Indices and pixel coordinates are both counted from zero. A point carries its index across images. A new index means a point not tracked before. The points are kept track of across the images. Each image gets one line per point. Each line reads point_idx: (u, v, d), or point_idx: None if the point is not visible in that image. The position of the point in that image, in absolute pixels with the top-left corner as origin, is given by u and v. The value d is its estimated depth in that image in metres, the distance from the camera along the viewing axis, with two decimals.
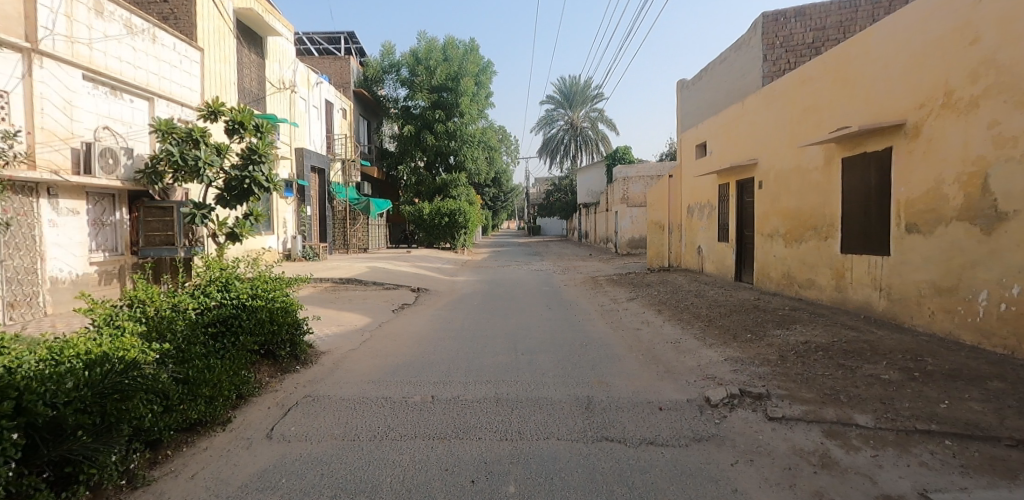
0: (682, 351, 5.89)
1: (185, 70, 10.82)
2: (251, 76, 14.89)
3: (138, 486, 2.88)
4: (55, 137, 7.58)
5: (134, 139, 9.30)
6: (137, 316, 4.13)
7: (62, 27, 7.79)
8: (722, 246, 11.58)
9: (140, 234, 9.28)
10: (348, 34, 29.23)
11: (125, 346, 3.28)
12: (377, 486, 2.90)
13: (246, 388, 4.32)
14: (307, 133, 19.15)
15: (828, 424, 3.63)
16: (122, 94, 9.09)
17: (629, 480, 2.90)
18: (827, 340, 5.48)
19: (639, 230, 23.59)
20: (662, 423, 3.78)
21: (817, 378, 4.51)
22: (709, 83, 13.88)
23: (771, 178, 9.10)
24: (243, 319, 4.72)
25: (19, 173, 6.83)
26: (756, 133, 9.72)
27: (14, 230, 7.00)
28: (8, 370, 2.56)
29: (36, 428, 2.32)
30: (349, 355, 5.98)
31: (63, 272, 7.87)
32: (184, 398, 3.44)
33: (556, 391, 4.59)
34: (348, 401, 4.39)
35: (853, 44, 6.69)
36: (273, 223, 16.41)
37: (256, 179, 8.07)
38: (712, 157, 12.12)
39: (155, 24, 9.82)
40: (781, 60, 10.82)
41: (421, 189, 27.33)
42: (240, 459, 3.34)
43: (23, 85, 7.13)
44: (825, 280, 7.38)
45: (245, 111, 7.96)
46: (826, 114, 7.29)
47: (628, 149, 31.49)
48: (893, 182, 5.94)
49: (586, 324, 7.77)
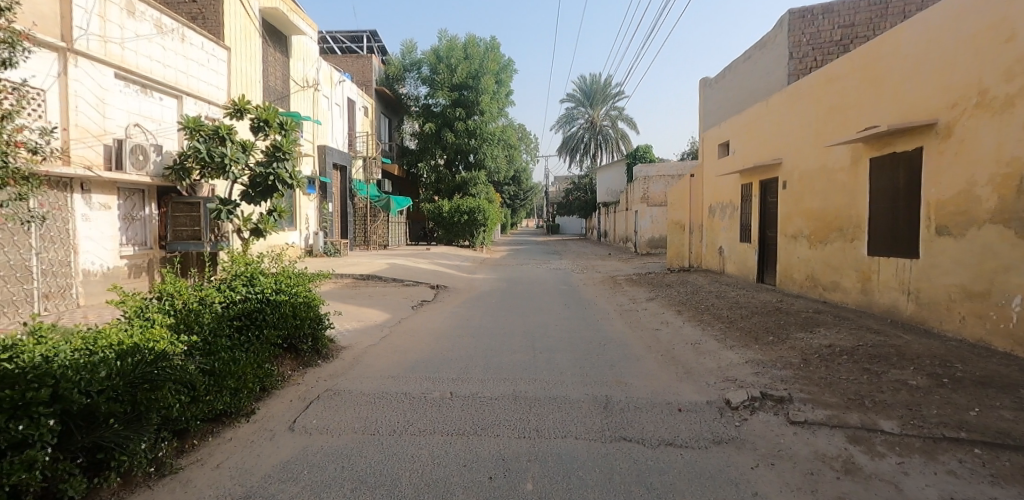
0: (702, 352, 5.83)
1: (212, 69, 11.04)
2: (276, 75, 15.12)
3: (165, 474, 2.98)
4: (88, 133, 7.79)
5: (163, 136, 9.52)
6: (166, 308, 4.22)
7: (96, 27, 7.99)
8: (744, 247, 11.41)
9: (168, 229, 9.51)
10: (370, 33, 29.51)
11: (154, 338, 3.36)
12: (397, 480, 2.93)
13: (270, 381, 4.42)
14: (329, 131, 19.33)
15: (852, 429, 3.57)
16: (152, 92, 9.31)
17: (648, 481, 2.89)
18: (852, 344, 5.37)
19: (659, 229, 23.37)
20: (682, 424, 3.76)
21: (841, 382, 4.43)
22: (732, 81, 13.66)
23: (795, 178, 8.94)
24: (267, 313, 4.80)
25: (55, 169, 7.07)
26: (780, 132, 9.54)
27: (49, 223, 7.26)
28: (45, 359, 2.67)
29: (71, 415, 2.42)
30: (369, 351, 6.04)
31: (94, 265, 8.10)
32: (210, 390, 3.53)
33: (574, 390, 4.57)
34: (369, 396, 4.44)
35: (883, 42, 6.53)
36: (296, 219, 16.63)
37: (280, 175, 8.19)
38: (736, 156, 11.93)
39: (184, 24, 10.04)
40: (808, 58, 10.57)
41: (440, 187, 27.66)
42: (263, 450, 3.41)
43: (58, 83, 7.36)
44: (850, 283, 7.23)
45: (269, 109, 8.20)
46: (854, 112, 7.13)
47: (648, 149, 31.10)
48: (923, 184, 5.80)
49: (604, 323, 7.74)
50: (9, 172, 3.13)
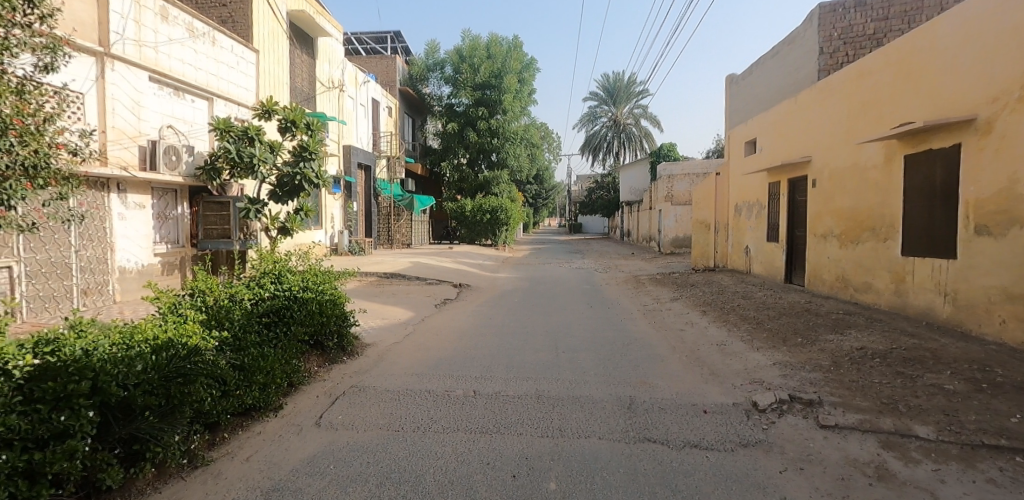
0: (728, 353, 5.74)
1: (242, 71, 11.29)
2: (303, 77, 15.40)
3: (197, 466, 3.08)
4: (124, 135, 8.05)
5: (194, 137, 9.77)
6: (198, 304, 4.33)
7: (132, 32, 8.25)
8: (772, 246, 11.17)
9: (199, 227, 9.76)
10: (394, 34, 29.88)
11: (188, 333, 3.46)
12: (421, 477, 2.96)
13: (297, 377, 4.51)
14: (354, 131, 19.58)
15: (885, 434, 3.47)
16: (185, 95, 9.57)
17: (673, 484, 2.86)
18: (885, 346, 5.22)
19: (684, 229, 23.06)
20: (708, 426, 3.70)
21: (872, 386, 4.31)
22: (759, 78, 13.39)
23: (825, 176, 8.71)
24: (294, 311, 4.90)
25: (94, 169, 7.33)
26: (810, 129, 9.32)
27: (88, 222, 7.53)
28: (86, 353, 2.76)
29: (108, 407, 2.50)
30: (393, 348, 6.11)
31: (130, 263, 8.37)
32: (240, 384, 3.62)
33: (598, 390, 4.55)
34: (394, 393, 4.49)
35: (919, 35, 6.33)
36: (321, 218, 16.91)
37: (307, 175, 8.33)
38: (763, 154, 11.69)
39: (215, 28, 10.29)
40: (839, 52, 10.30)
41: (462, 187, 27.77)
42: (290, 444, 3.48)
43: (96, 86, 7.62)
44: (883, 284, 7.03)
45: (297, 110, 8.33)
46: (887, 108, 6.92)
47: (673, 147, 30.71)
48: (962, 181, 5.61)
49: (627, 323, 7.67)
50: (49, 173, 3.22)
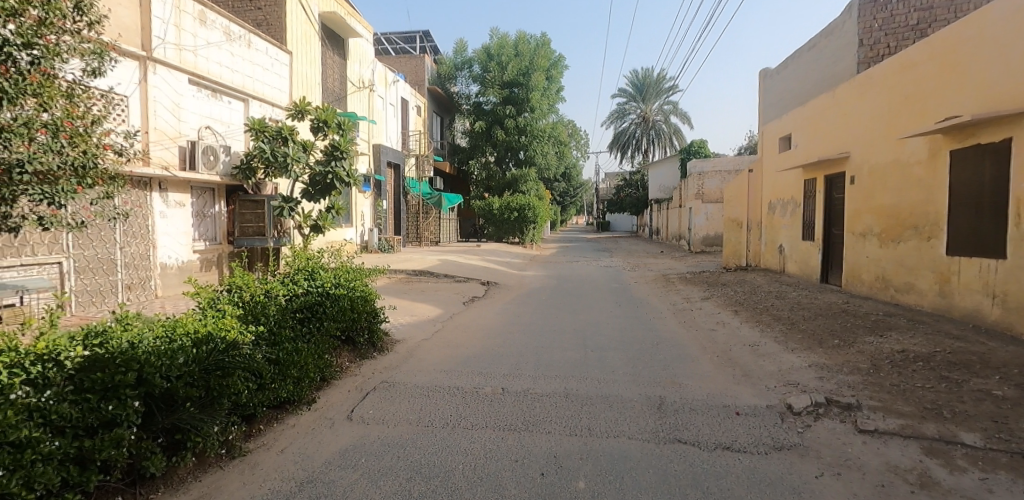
0: (761, 354, 5.61)
1: (276, 72, 11.57)
2: (334, 77, 15.70)
3: (235, 456, 3.18)
4: (165, 136, 8.35)
5: (231, 138, 10.05)
6: (235, 299, 4.45)
7: (172, 36, 8.54)
8: (807, 246, 10.87)
9: (235, 225, 10.05)
10: (423, 34, 30.27)
11: (226, 327, 3.57)
12: (449, 473, 2.99)
13: (329, 371, 4.61)
14: (383, 130, 19.86)
15: (928, 441, 3.34)
16: (221, 97, 9.85)
17: (704, 486, 2.82)
18: (928, 350, 5.02)
19: (714, 227, 22.64)
20: (740, 429, 3.62)
21: (915, 390, 4.16)
22: (795, 72, 13.03)
23: (864, 173, 8.42)
24: (327, 307, 5.00)
25: (137, 169, 7.63)
26: (848, 124, 9.03)
27: (132, 220, 7.84)
28: (132, 345, 2.88)
29: (152, 397, 2.61)
30: (422, 345, 6.18)
31: (171, 259, 8.68)
32: (275, 378, 3.72)
33: (627, 389, 4.51)
34: (422, 389, 4.55)
35: (965, 25, 6.07)
36: (352, 216, 17.20)
37: (338, 174, 8.56)
38: (798, 151, 11.36)
39: (250, 31, 10.56)
40: (880, 44, 9.94)
41: (490, 185, 27.86)
42: (323, 437, 3.56)
43: (139, 89, 7.92)
44: (926, 284, 6.77)
45: (328, 110, 8.50)
46: (931, 102, 6.66)
47: (703, 144, 30.21)
48: (1013, 178, 5.36)
49: (656, 322, 7.58)
50: (97, 173, 3.33)
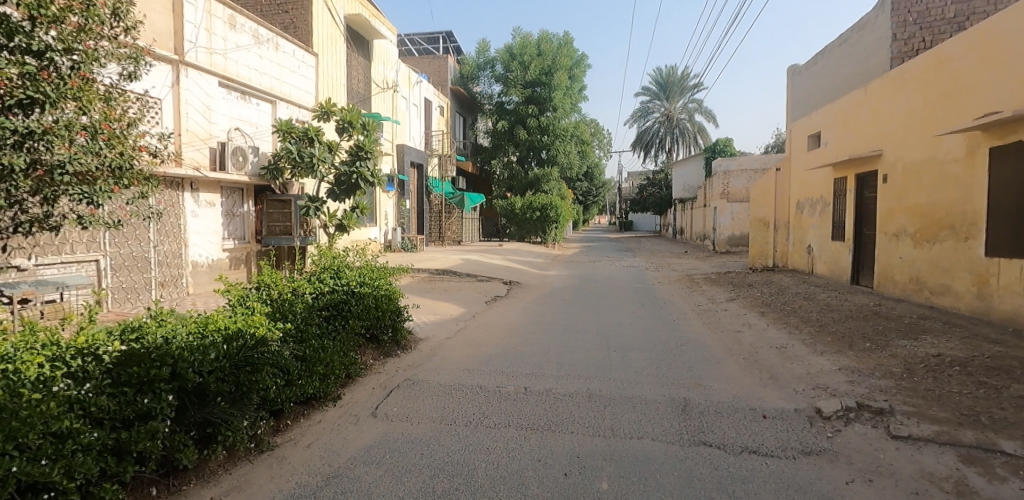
0: (788, 357, 5.50)
1: (302, 74, 11.79)
2: (359, 78, 15.93)
3: (263, 450, 3.25)
4: (197, 137, 8.58)
5: (259, 138, 10.27)
6: (264, 297, 4.55)
7: (203, 40, 8.78)
8: (837, 246, 10.61)
9: (263, 224, 10.27)
10: (446, 34, 30.51)
11: (255, 324, 3.66)
12: (473, 471, 3.01)
13: (354, 368, 4.68)
14: (407, 131, 20.04)
15: (965, 448, 3.24)
16: (250, 99, 10.07)
17: (729, 489, 2.78)
18: (966, 354, 4.86)
19: (740, 227, 22.25)
20: (767, 432, 3.56)
21: (951, 395, 4.03)
22: (825, 68, 12.72)
23: (898, 171, 8.18)
24: (352, 305, 5.08)
25: (170, 170, 7.87)
26: (880, 121, 8.78)
27: (165, 219, 8.09)
28: (166, 341, 2.97)
29: (186, 392, 2.70)
30: (445, 343, 6.22)
31: (202, 257, 8.92)
32: (302, 374, 3.79)
33: (650, 391, 4.48)
34: (445, 388, 4.59)
35: (1006, 17, 5.85)
36: (376, 216, 17.41)
37: (363, 174, 8.66)
38: (828, 149, 11.09)
39: (277, 34, 10.78)
40: (914, 38, 9.65)
41: (513, 184, 27.87)
42: (348, 433, 3.62)
43: (172, 92, 8.16)
44: (963, 286, 6.55)
45: (353, 111, 8.62)
46: (969, 97, 6.44)
47: (729, 142, 29.74)
48: None
49: (680, 323, 7.49)
50: (133, 174, 3.45)
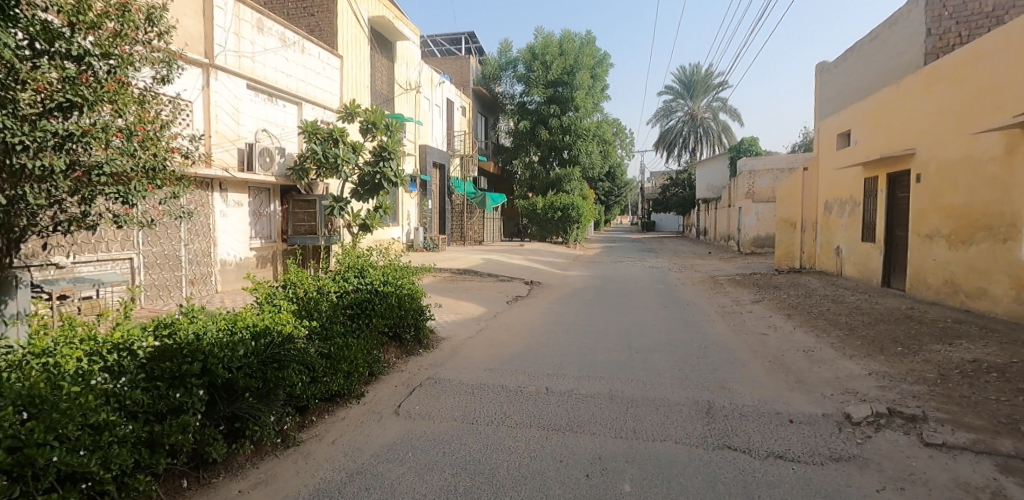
0: (816, 360, 5.38)
1: (327, 76, 11.97)
2: (383, 79, 16.12)
3: (289, 446, 3.33)
4: (225, 138, 8.80)
5: (286, 140, 10.47)
6: (290, 295, 4.63)
7: (232, 44, 8.99)
8: (867, 247, 10.34)
9: (289, 224, 10.46)
10: (468, 35, 30.65)
11: (282, 322, 3.73)
12: (495, 470, 3.02)
13: (377, 366, 4.74)
14: (428, 131, 20.17)
15: (1003, 457, 3.13)
16: (277, 100, 10.28)
17: (755, 494, 2.74)
18: (1004, 360, 4.69)
19: (765, 227, 21.84)
20: (794, 437, 3.49)
21: (988, 402, 3.89)
22: (855, 65, 12.41)
23: (931, 170, 7.93)
24: (375, 304, 5.15)
25: (200, 171, 8.08)
26: (913, 119, 8.53)
27: (196, 219, 8.32)
28: (197, 336, 3.05)
29: (215, 387, 2.78)
30: (466, 343, 6.26)
31: (230, 256, 9.14)
32: (327, 372, 3.86)
33: (673, 393, 4.43)
34: (467, 387, 4.62)
35: None
36: (399, 216, 17.56)
37: (386, 174, 8.79)
38: (858, 147, 10.81)
39: (304, 37, 10.97)
40: (950, 33, 9.36)
41: (535, 184, 27.75)
42: (371, 430, 3.67)
43: (201, 94, 8.37)
44: (1002, 290, 6.32)
45: (377, 112, 8.73)
46: (1007, 94, 6.21)
47: (754, 141, 29.21)
48: None
49: (704, 325, 7.40)
50: (166, 174, 3.55)
